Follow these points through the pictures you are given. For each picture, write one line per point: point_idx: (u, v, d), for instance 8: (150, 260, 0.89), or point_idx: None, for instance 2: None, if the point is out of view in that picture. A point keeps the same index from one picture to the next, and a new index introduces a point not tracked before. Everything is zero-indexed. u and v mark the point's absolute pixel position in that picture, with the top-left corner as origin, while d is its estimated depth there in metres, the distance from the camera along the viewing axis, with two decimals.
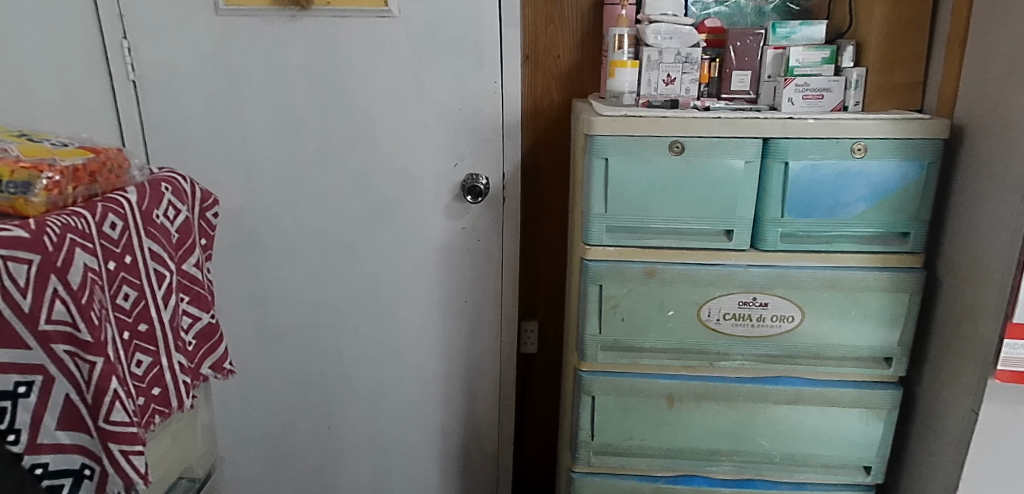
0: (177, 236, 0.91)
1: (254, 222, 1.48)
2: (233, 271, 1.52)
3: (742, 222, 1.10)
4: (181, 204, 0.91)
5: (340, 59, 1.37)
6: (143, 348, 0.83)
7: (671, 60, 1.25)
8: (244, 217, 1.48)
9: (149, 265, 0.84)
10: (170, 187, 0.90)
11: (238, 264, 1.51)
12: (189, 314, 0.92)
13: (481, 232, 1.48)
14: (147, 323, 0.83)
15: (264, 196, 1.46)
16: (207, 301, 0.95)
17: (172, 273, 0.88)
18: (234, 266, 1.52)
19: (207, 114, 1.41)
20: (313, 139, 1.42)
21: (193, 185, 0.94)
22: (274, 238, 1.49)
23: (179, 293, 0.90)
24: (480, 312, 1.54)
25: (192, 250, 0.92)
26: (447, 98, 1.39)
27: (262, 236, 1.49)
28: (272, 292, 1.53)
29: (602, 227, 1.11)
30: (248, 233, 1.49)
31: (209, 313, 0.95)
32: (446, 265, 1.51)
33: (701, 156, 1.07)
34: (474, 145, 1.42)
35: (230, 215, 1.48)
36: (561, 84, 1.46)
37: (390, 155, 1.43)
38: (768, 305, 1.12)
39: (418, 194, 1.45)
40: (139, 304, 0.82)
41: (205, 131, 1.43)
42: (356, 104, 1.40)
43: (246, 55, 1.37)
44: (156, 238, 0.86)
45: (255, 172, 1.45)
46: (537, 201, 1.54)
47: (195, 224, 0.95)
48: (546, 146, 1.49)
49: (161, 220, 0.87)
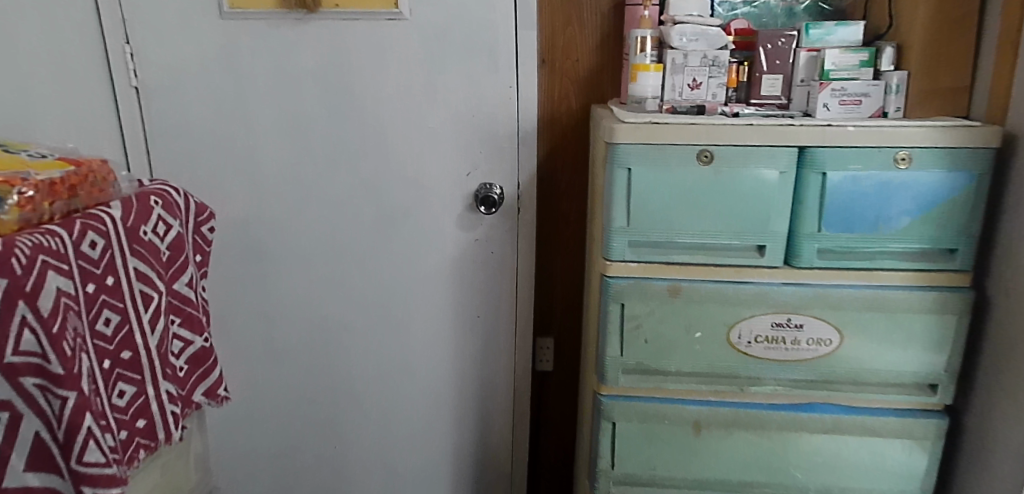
0: (167, 254, 0.83)
1: (260, 233, 1.42)
2: (239, 284, 1.46)
3: (775, 236, 1.03)
4: (172, 219, 0.84)
5: (349, 65, 1.31)
6: (125, 377, 0.77)
7: (696, 64, 1.20)
8: (249, 227, 1.42)
9: (134, 286, 0.78)
10: (160, 201, 0.83)
11: (244, 276, 1.46)
12: (180, 338, 0.85)
13: (494, 244, 1.42)
14: (130, 350, 0.77)
15: (270, 207, 1.41)
16: (201, 323, 0.88)
17: (161, 294, 0.81)
18: (240, 278, 1.46)
19: (211, 122, 1.36)
20: (321, 147, 1.36)
21: (187, 199, 0.87)
22: (280, 250, 1.43)
23: (169, 315, 0.83)
24: (493, 327, 1.48)
25: (185, 268, 0.85)
26: (460, 104, 1.33)
27: (268, 248, 1.43)
28: (278, 306, 1.47)
29: (625, 241, 1.04)
30: (254, 245, 1.43)
31: (202, 337, 0.88)
32: (458, 278, 1.44)
33: (732, 166, 1.00)
34: (489, 152, 1.36)
35: (235, 225, 1.42)
36: (580, 89, 1.38)
37: (400, 163, 1.37)
38: (804, 327, 1.04)
39: (430, 205, 1.39)
40: (121, 329, 0.76)
41: (208, 139, 1.37)
42: (365, 111, 1.34)
43: (251, 59, 1.32)
44: (143, 257, 0.79)
45: (261, 180, 1.39)
46: (555, 211, 1.46)
47: (188, 240, 0.88)
48: (563, 154, 1.42)
49: (149, 237, 0.80)
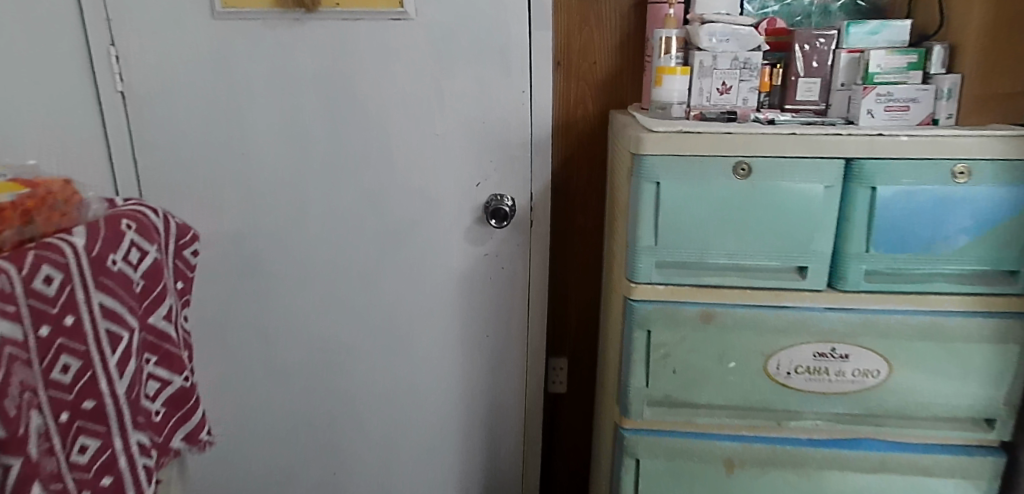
0: (141, 284, 0.69)
1: (255, 248, 1.33)
2: (233, 302, 1.37)
3: (818, 257, 0.93)
4: (147, 244, 0.70)
5: (351, 68, 1.22)
6: (88, 431, 0.63)
7: (726, 67, 1.11)
8: (243, 241, 1.33)
9: (99, 325, 0.64)
10: (132, 224, 0.69)
11: (238, 293, 1.36)
12: (156, 379, 0.71)
13: (505, 259, 1.32)
14: (95, 399, 0.63)
15: (266, 219, 1.31)
16: (182, 360, 0.74)
17: (133, 332, 0.67)
18: (234, 295, 1.36)
19: (202, 129, 1.27)
20: (320, 155, 1.27)
21: (165, 220, 0.73)
22: (276, 264, 1.34)
23: (142, 355, 0.69)
24: (504, 348, 1.38)
25: (162, 299, 0.71)
26: (470, 109, 1.23)
27: (263, 263, 1.34)
28: (274, 324, 1.38)
29: (652, 261, 0.94)
30: (249, 260, 1.34)
31: (182, 375, 0.74)
32: (466, 295, 1.35)
33: (771, 180, 0.90)
34: (501, 161, 1.26)
35: (228, 238, 1.33)
36: (598, 93, 1.29)
37: (405, 173, 1.27)
38: (850, 358, 0.94)
39: (437, 217, 1.30)
40: (84, 377, 0.63)
41: (199, 147, 1.28)
42: (368, 117, 1.25)
43: (245, 62, 1.23)
44: (111, 290, 0.65)
45: (257, 190, 1.30)
46: (569, 223, 1.36)
47: (166, 267, 0.74)
48: (579, 163, 1.32)
49: (118, 266, 0.66)
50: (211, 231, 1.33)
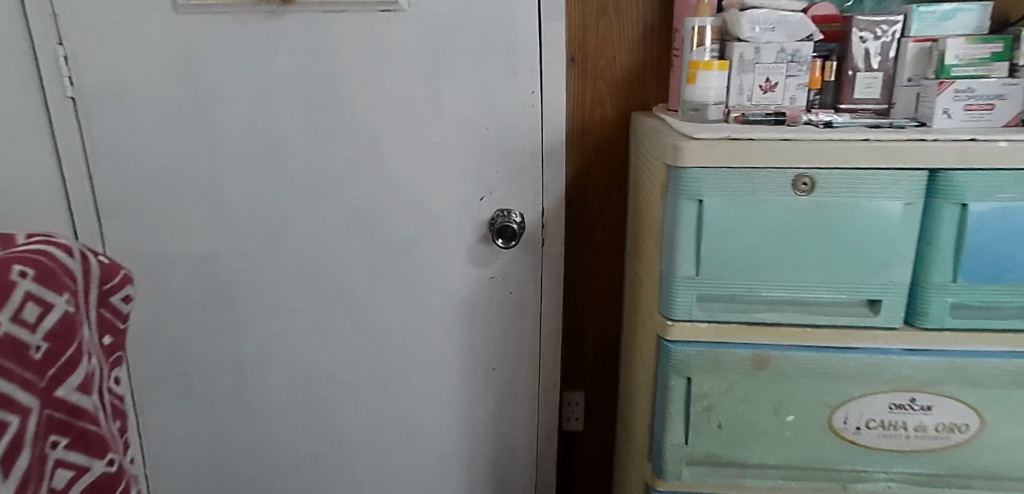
0: (44, 348, 0.57)
1: (228, 272, 1.18)
2: (206, 333, 1.21)
3: (895, 289, 0.76)
4: (53, 295, 0.58)
5: (334, 68, 1.06)
6: None
7: (770, 60, 0.95)
8: (215, 265, 1.17)
9: None
10: (31, 271, 0.57)
11: (211, 323, 1.21)
12: (67, 466, 0.58)
13: (513, 282, 1.16)
14: None
15: (242, 240, 1.16)
16: (105, 439, 0.61)
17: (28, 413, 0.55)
18: (207, 326, 1.21)
19: (165, 139, 1.11)
20: (300, 166, 1.11)
21: (77, 264, 0.62)
22: (254, 291, 1.19)
23: (47, 437, 0.56)
24: (512, 382, 1.22)
25: (73, 364, 0.59)
26: (470, 114, 1.07)
27: (238, 290, 1.19)
28: (252, 357, 1.22)
29: (692, 295, 0.78)
30: (222, 286, 1.19)
31: (105, 458, 0.61)
32: (469, 323, 1.19)
33: (838, 196, 0.74)
34: (507, 172, 1.10)
35: (199, 262, 1.17)
36: (617, 93, 1.13)
37: (397, 187, 1.12)
38: (932, 410, 0.78)
39: (434, 236, 1.14)
40: None
41: (162, 160, 1.12)
42: (354, 124, 1.09)
43: (213, 62, 1.07)
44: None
45: (230, 208, 1.14)
46: (585, 241, 1.20)
47: (82, 322, 0.61)
48: (596, 173, 1.16)
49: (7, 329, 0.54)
50: (179, 254, 1.17)
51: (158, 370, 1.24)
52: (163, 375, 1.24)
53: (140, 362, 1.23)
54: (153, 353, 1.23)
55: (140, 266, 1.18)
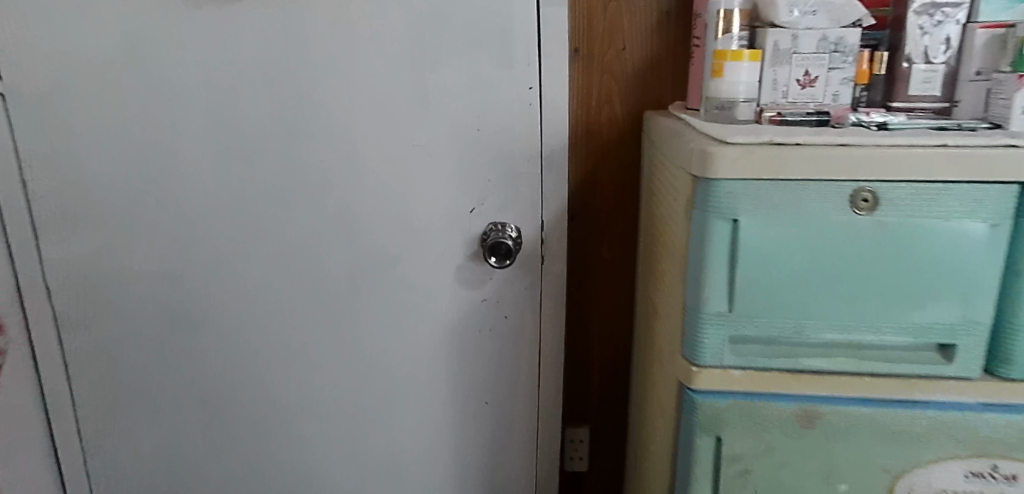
0: None
1: (185, 294, 1.03)
2: (162, 361, 1.07)
3: (976, 331, 0.62)
4: None
5: (302, 59, 0.92)
6: None
7: (810, 51, 0.81)
8: (170, 286, 1.03)
9: None
10: None
11: (168, 350, 1.06)
12: None
13: (508, 306, 1.02)
14: None
15: (201, 256, 1.01)
16: None
17: None
18: (163, 353, 1.06)
19: (110, 142, 0.96)
20: (265, 173, 0.97)
21: None
22: (215, 314, 1.04)
23: None
24: (508, 417, 1.08)
25: None
26: (460, 112, 0.93)
27: (196, 313, 1.04)
28: (213, 389, 1.08)
29: (723, 336, 0.64)
30: (178, 309, 1.04)
31: None
32: (459, 352, 1.05)
33: (906, 216, 0.60)
34: (502, 180, 0.96)
35: (151, 282, 1.03)
36: (627, 89, 0.98)
37: (376, 197, 0.97)
38: (1018, 480, 0.64)
39: (418, 254, 0.99)
40: None
41: (107, 166, 0.97)
42: (327, 124, 0.94)
43: (161, 53, 0.92)
44: None
45: (187, 220, 1.00)
46: (591, 258, 1.05)
47: None
48: (604, 181, 1.02)
49: None
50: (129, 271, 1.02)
51: (110, 403, 1.09)
52: (115, 409, 1.09)
53: (89, 393, 1.09)
54: (103, 383, 1.08)
55: (85, 286, 1.03)
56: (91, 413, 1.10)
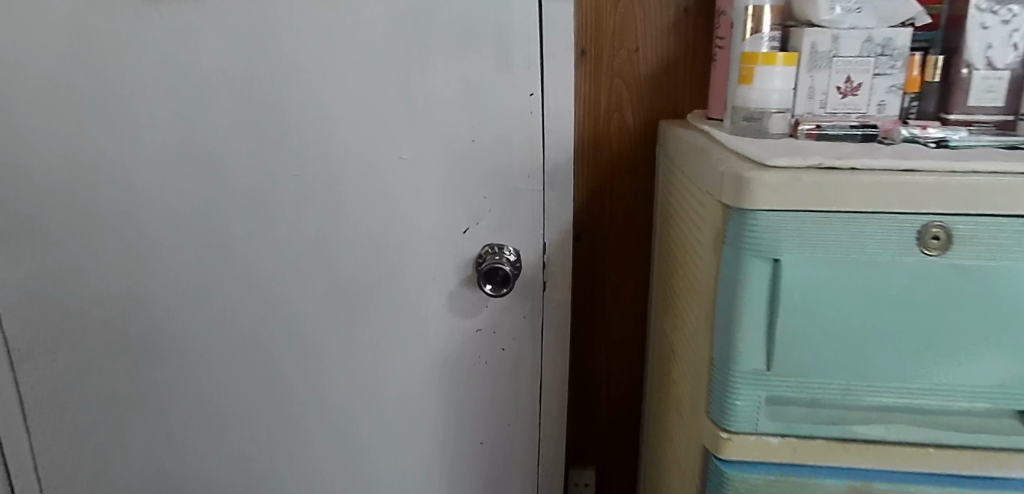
0: None
1: (135, 326, 0.90)
2: (115, 403, 0.94)
3: None
4: None
5: (271, 62, 0.80)
6: None
7: (853, 54, 0.71)
8: (118, 316, 0.90)
9: None
10: None
11: (121, 391, 0.93)
12: None
13: (506, 336, 0.91)
14: None
15: (157, 286, 0.88)
16: None
17: None
18: (116, 393, 0.94)
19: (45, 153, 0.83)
20: (229, 192, 0.84)
21: None
22: (171, 349, 0.91)
23: None
24: (505, 458, 0.97)
25: None
26: (452, 122, 0.81)
27: (148, 348, 0.91)
28: (169, 432, 0.95)
29: (759, 397, 0.53)
30: (127, 343, 0.91)
31: None
32: (450, 387, 0.94)
33: (985, 258, 0.49)
34: (499, 198, 0.85)
35: (97, 312, 0.90)
36: (639, 95, 0.87)
37: (354, 217, 0.85)
38: None
39: (404, 280, 0.88)
40: None
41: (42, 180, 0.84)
42: (299, 135, 0.82)
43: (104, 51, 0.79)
44: None
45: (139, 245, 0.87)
46: (598, 283, 0.95)
47: None
48: (613, 198, 0.91)
49: None
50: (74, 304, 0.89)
51: (52, 446, 0.96)
52: (60, 452, 0.97)
53: (29, 435, 0.96)
54: (49, 427, 0.95)
55: (21, 315, 0.90)
56: (37, 458, 0.97)
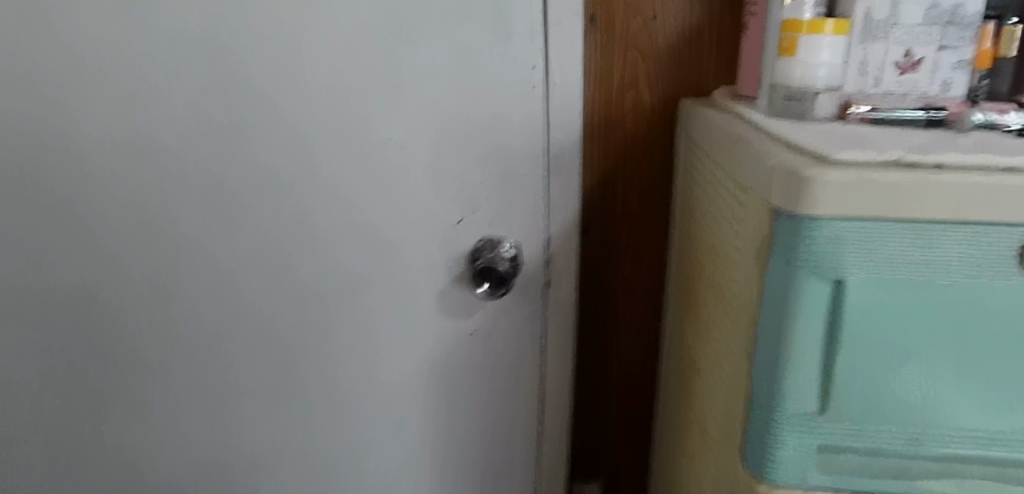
0: None
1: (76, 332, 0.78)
2: (57, 421, 0.81)
3: None
4: None
5: (222, 24, 0.67)
6: None
7: (913, 22, 0.59)
8: (53, 320, 0.77)
9: None
10: None
11: (63, 405, 0.81)
12: None
13: (504, 341, 0.80)
14: None
15: (98, 286, 0.76)
16: None
17: None
18: (58, 409, 0.81)
19: None
20: (181, 177, 0.72)
21: None
22: (118, 358, 0.79)
23: None
24: (504, 474, 0.87)
25: None
26: (441, 98, 0.70)
27: (92, 356, 0.78)
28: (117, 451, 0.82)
29: (809, 447, 0.44)
30: (67, 351, 0.78)
31: None
32: (441, 398, 0.82)
33: None
34: (498, 187, 0.73)
35: (30, 317, 0.77)
36: (655, 69, 0.76)
37: (328, 207, 0.73)
38: None
39: (387, 279, 0.76)
40: None
41: None
42: (263, 112, 0.70)
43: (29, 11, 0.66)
44: None
45: (76, 238, 0.74)
46: (606, 280, 0.85)
47: None
48: (624, 185, 0.81)
49: None
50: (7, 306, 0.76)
51: None
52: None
53: None
54: None
55: None
56: None
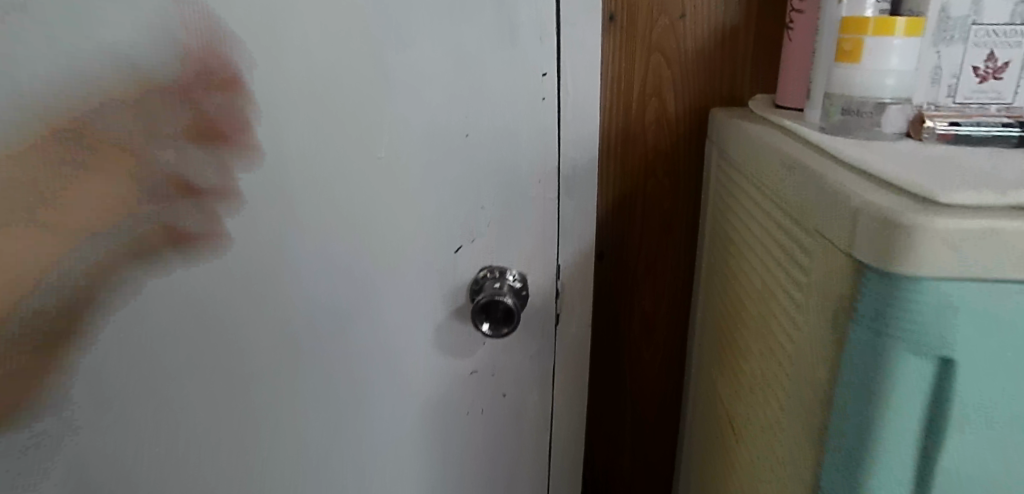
0: None
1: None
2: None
3: None
4: None
5: (167, 20, 0.54)
6: None
7: (999, 19, 0.50)
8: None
9: None
10: None
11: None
12: None
13: (508, 382, 0.70)
14: None
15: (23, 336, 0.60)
16: None
17: None
18: None
19: None
20: (121, 200, 0.58)
21: None
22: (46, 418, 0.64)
23: None
24: None
25: None
26: (437, 111, 0.59)
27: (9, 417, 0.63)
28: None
29: None
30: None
31: None
32: (436, 448, 0.72)
33: None
34: (501, 209, 0.63)
35: None
36: (683, 75, 0.67)
37: (301, 238, 0.61)
38: None
39: (373, 319, 0.65)
40: None
41: None
42: (220, 126, 0.57)
43: None
44: None
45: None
46: (624, 313, 0.75)
47: None
48: (645, 206, 0.71)
49: None
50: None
51: None
52: None
53: None
54: None
55: None
56: None
